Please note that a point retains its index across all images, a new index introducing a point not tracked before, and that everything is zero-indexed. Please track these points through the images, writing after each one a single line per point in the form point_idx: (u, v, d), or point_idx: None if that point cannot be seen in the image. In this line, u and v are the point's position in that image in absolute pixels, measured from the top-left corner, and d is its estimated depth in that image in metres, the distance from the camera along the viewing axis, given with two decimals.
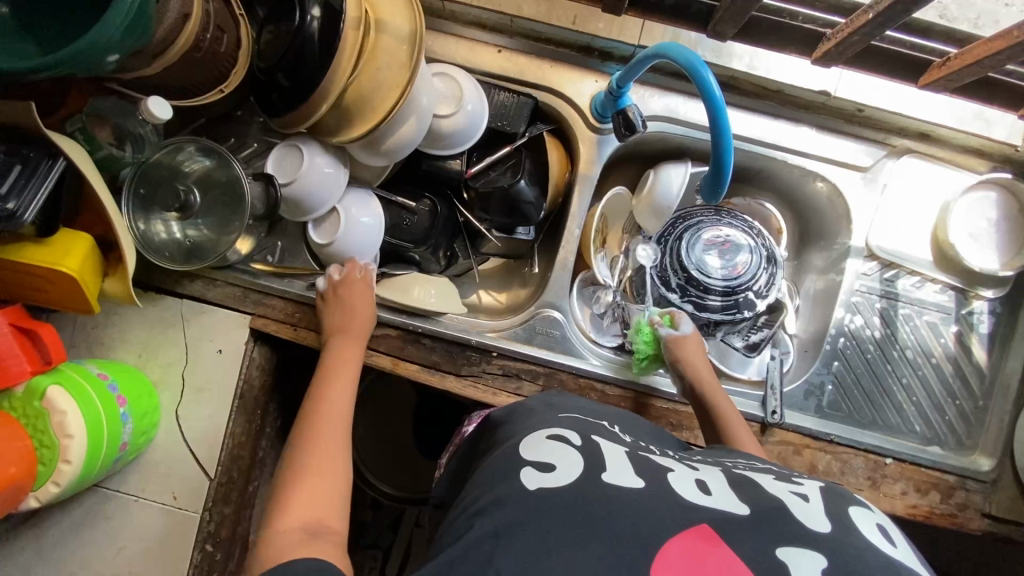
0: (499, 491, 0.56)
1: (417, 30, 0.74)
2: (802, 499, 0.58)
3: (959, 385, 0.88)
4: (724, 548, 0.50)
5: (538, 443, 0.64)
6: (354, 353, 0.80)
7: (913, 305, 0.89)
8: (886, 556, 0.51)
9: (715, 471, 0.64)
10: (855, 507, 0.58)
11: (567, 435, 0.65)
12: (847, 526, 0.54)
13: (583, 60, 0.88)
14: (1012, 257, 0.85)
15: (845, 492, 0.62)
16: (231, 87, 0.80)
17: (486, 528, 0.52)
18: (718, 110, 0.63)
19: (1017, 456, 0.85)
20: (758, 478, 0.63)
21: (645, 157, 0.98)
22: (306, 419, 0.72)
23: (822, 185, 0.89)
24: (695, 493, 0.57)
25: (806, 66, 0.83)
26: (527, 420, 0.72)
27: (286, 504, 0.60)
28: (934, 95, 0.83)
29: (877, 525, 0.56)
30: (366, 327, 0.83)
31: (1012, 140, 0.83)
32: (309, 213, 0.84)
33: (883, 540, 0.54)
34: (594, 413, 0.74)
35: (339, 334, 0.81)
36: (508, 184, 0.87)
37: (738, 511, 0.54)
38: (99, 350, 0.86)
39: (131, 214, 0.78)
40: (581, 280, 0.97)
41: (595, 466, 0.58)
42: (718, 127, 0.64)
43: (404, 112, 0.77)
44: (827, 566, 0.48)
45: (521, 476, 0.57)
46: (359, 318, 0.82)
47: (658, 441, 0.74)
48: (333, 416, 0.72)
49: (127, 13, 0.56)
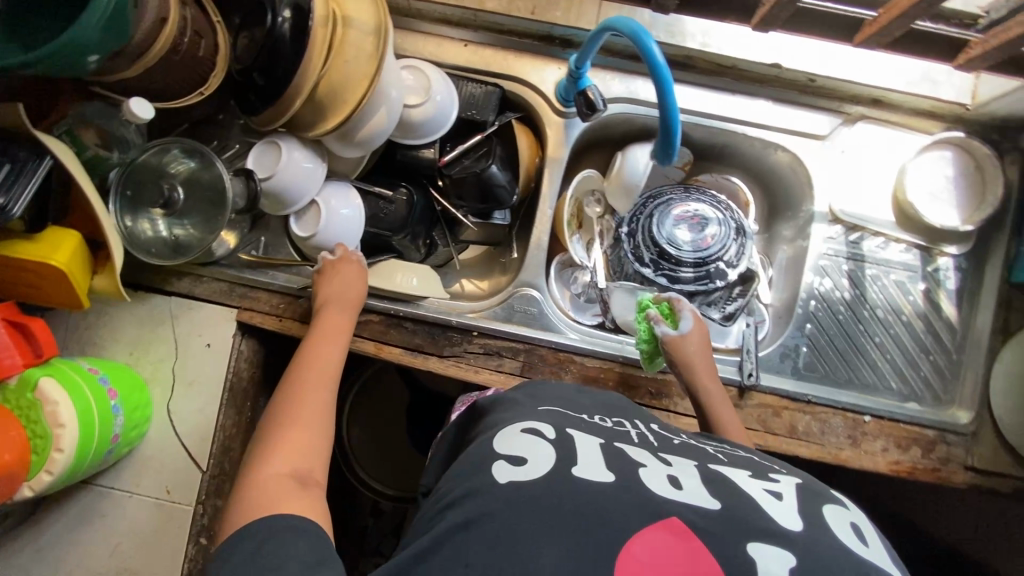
0: (472, 480, 0.56)
1: (382, 25, 0.78)
2: (775, 497, 0.57)
3: (932, 341, 0.90)
4: (697, 543, 0.50)
5: (509, 436, 0.63)
6: (344, 322, 0.82)
7: (879, 266, 0.91)
8: (856, 556, 0.51)
9: (689, 466, 0.61)
10: (829, 505, 0.58)
11: (542, 427, 0.64)
12: (820, 525, 0.54)
13: (545, 48, 0.92)
14: (971, 213, 0.88)
15: (823, 488, 0.62)
16: (212, 90, 0.84)
17: (455, 517, 0.53)
18: (663, 77, 0.66)
19: (994, 406, 0.86)
20: (733, 476, 0.60)
21: (613, 140, 1.02)
22: (292, 378, 0.73)
23: (784, 155, 0.93)
24: (663, 485, 0.56)
25: (756, 40, 0.86)
26: (508, 412, 0.71)
27: (278, 453, 0.62)
28: (882, 61, 0.86)
29: (851, 523, 0.56)
30: (356, 306, 0.85)
31: (962, 99, 0.86)
32: (290, 208, 0.88)
33: (856, 540, 0.54)
34: (574, 407, 0.73)
35: (332, 303, 0.83)
36: (480, 169, 0.91)
37: (709, 507, 0.54)
38: (92, 350, 0.89)
39: (118, 212, 0.82)
40: (559, 262, 1.01)
41: (565, 459, 0.57)
42: (663, 92, 0.67)
43: (374, 104, 0.81)
44: (795, 565, 0.49)
45: (493, 467, 0.57)
46: (352, 291, 0.85)
47: (638, 421, 0.73)
48: (318, 378, 0.73)
49: (103, 12, 0.60)
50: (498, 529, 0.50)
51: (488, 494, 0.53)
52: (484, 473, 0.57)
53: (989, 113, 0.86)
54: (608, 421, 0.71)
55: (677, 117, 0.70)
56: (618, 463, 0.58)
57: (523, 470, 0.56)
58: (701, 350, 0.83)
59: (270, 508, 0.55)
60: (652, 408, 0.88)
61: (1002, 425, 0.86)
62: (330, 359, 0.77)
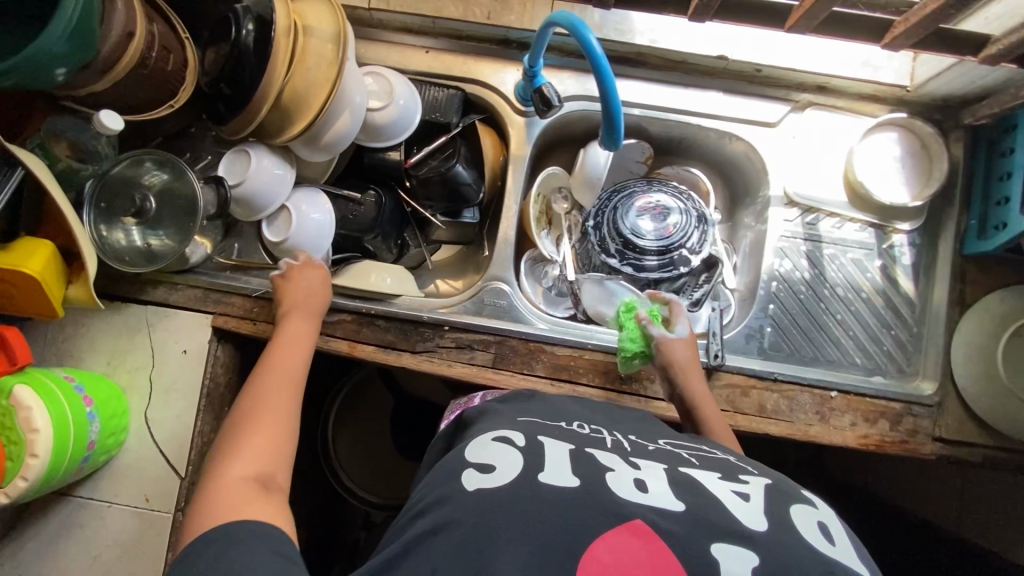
0: (442, 489, 0.57)
1: (341, 31, 0.82)
2: (742, 498, 0.57)
3: (892, 316, 0.92)
4: (660, 543, 0.50)
5: (481, 444, 0.65)
6: (307, 328, 0.83)
7: (836, 245, 0.94)
8: (820, 553, 0.51)
9: (658, 470, 0.61)
10: (797, 505, 0.57)
11: (512, 435, 0.66)
12: (785, 527, 0.53)
13: (503, 52, 0.96)
14: (921, 189, 0.91)
15: (794, 488, 0.61)
16: (182, 102, 0.87)
17: (424, 525, 0.54)
18: (604, 72, 0.70)
19: (957, 375, 0.88)
20: (704, 479, 0.60)
21: (576, 137, 1.05)
22: (255, 380, 0.74)
23: (738, 143, 0.96)
24: (628, 488, 0.56)
25: (701, 35, 0.91)
26: (489, 420, 0.73)
27: (243, 454, 0.63)
28: (823, 50, 0.91)
29: (819, 522, 0.55)
30: (320, 311, 0.87)
31: (901, 81, 0.90)
32: (261, 213, 0.90)
33: (823, 540, 0.53)
34: (552, 416, 0.74)
35: (295, 309, 0.84)
36: (444, 169, 0.94)
37: (673, 509, 0.54)
38: (69, 362, 0.90)
39: (93, 221, 0.85)
40: (530, 258, 1.03)
41: (533, 465, 0.58)
42: (603, 83, 0.71)
43: (337, 107, 0.84)
44: (758, 564, 0.49)
45: (463, 475, 0.59)
46: (317, 299, 0.86)
47: (617, 430, 0.73)
48: (280, 378, 0.74)
49: (68, 23, 0.63)
50: (466, 532, 0.51)
51: (457, 502, 0.55)
52: (456, 480, 0.58)
53: (929, 94, 0.90)
54: (585, 428, 0.71)
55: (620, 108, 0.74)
56: (587, 467, 0.59)
57: (490, 474, 0.58)
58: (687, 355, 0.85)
59: (229, 510, 0.56)
60: (622, 393, 0.89)
61: (965, 395, 0.88)
62: (294, 361, 0.78)
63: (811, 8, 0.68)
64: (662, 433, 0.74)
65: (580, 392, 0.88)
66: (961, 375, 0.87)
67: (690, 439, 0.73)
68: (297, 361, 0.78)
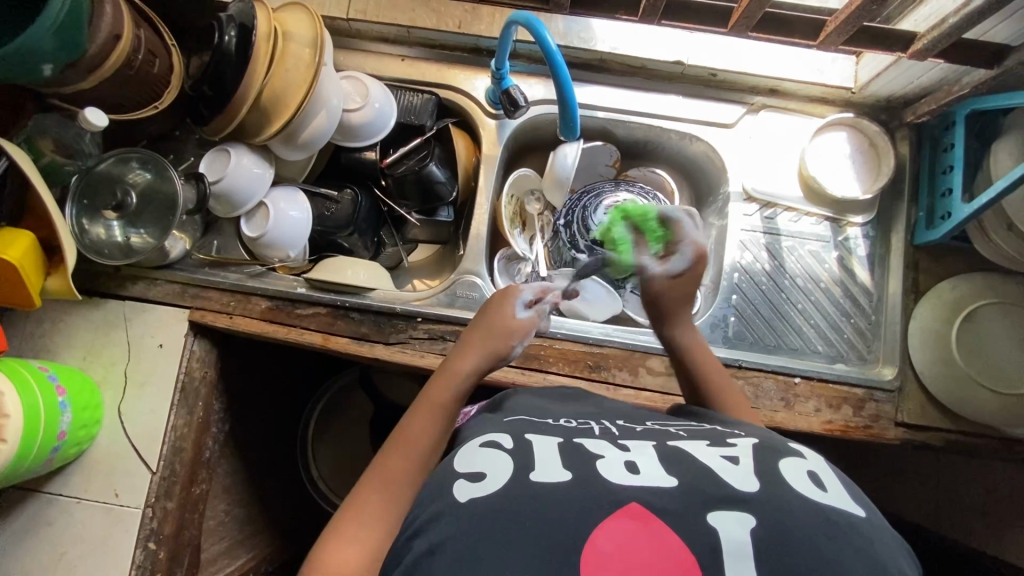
0: (438, 501, 0.50)
1: (318, 36, 0.86)
2: (730, 462, 0.51)
3: (851, 306, 0.96)
4: (658, 525, 0.45)
5: (469, 453, 0.55)
6: (469, 364, 0.70)
7: (794, 238, 0.99)
8: (815, 503, 0.46)
9: (647, 447, 0.55)
10: (785, 458, 0.52)
11: (500, 438, 0.57)
12: (774, 479, 0.48)
13: (475, 59, 1.02)
14: (870, 183, 0.96)
15: (781, 442, 0.56)
16: (166, 105, 0.92)
17: (421, 545, 0.47)
18: (556, 60, 0.82)
19: (915, 361, 0.89)
20: (691, 449, 0.54)
21: (547, 140, 1.10)
22: (399, 432, 0.64)
23: (699, 144, 1.02)
24: (618, 472, 0.50)
25: (659, 43, 0.97)
26: (476, 427, 0.64)
27: (338, 540, 0.55)
28: (776, 55, 0.97)
29: (807, 471, 0.50)
30: (479, 368, 0.70)
31: (846, 83, 0.97)
32: (240, 208, 0.94)
33: (813, 486, 0.48)
34: (541, 414, 0.66)
35: (472, 339, 0.72)
36: (418, 168, 0.98)
37: (665, 486, 0.48)
38: (46, 356, 0.92)
39: (76, 216, 0.88)
40: (503, 257, 1.04)
41: (524, 464, 0.51)
42: (558, 77, 0.84)
43: (314, 106, 0.89)
44: (755, 525, 0.44)
45: (454, 487, 0.50)
46: (498, 339, 0.72)
47: (604, 419, 0.66)
48: (409, 443, 0.62)
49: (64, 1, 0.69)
50: (463, 547, 0.45)
51: (452, 514, 0.48)
52: (447, 493, 0.50)
53: (873, 94, 0.96)
54: (573, 420, 0.64)
55: (573, 95, 0.88)
56: (577, 458, 0.52)
57: (484, 481, 0.50)
58: (674, 292, 0.78)
59: None
60: (591, 380, 0.90)
61: (924, 378, 0.89)
62: (433, 426, 0.64)
63: (747, 7, 0.75)
64: (641, 416, 0.67)
65: (550, 380, 0.90)
66: (918, 359, 0.89)
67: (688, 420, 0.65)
68: (431, 427, 0.64)
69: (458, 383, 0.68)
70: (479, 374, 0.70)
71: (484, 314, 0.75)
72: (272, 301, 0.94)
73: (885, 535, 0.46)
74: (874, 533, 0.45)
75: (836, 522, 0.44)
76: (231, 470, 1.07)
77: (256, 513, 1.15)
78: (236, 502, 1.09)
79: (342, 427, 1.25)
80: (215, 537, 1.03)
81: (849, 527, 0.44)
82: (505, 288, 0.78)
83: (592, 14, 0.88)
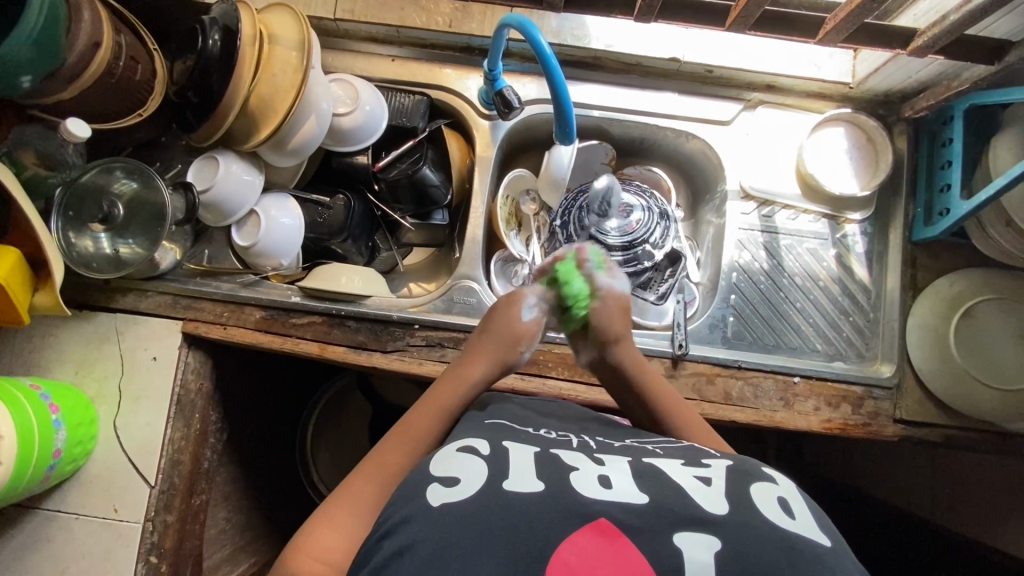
0: (410, 504, 0.49)
1: (305, 39, 0.84)
2: (703, 483, 0.51)
3: (850, 303, 0.95)
4: (624, 540, 0.45)
5: (445, 456, 0.54)
6: (479, 371, 0.71)
7: (792, 236, 0.98)
8: (781, 530, 0.46)
9: (622, 462, 0.54)
10: (758, 483, 0.51)
11: (477, 443, 0.56)
12: (745, 506, 0.48)
13: (466, 59, 0.99)
14: (869, 180, 0.95)
15: (755, 466, 0.55)
16: (150, 112, 0.89)
17: (391, 546, 0.46)
18: (550, 62, 0.81)
19: (913, 358, 0.90)
20: (665, 467, 0.53)
21: (540, 139, 1.09)
22: (399, 426, 0.65)
23: (695, 141, 1.01)
24: (593, 486, 0.49)
25: (654, 39, 0.95)
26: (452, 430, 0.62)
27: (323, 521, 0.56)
28: (773, 51, 0.95)
29: (778, 497, 0.50)
30: (486, 375, 0.71)
31: (844, 79, 0.95)
32: (231, 218, 0.92)
33: (781, 514, 0.48)
34: (522, 420, 0.65)
35: (480, 347, 0.73)
36: (412, 172, 0.96)
37: (635, 502, 0.47)
38: (40, 371, 0.90)
39: (61, 229, 0.86)
40: (499, 258, 1.03)
41: (498, 472, 0.50)
42: (553, 78, 0.82)
43: (303, 111, 0.87)
44: (720, 549, 0.44)
45: (427, 491, 0.49)
46: (508, 346, 0.73)
47: (586, 432, 0.65)
48: (407, 438, 0.63)
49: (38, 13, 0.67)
50: (430, 552, 0.44)
51: (422, 519, 0.47)
52: (418, 498, 0.49)
53: (871, 90, 0.95)
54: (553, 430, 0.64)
55: (568, 97, 0.86)
56: (551, 469, 0.52)
57: (457, 487, 0.49)
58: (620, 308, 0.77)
59: None
60: (591, 384, 0.90)
61: (923, 376, 0.89)
62: (434, 425, 0.65)
63: (746, 6, 0.74)
64: (627, 433, 0.66)
65: (550, 385, 0.89)
66: (916, 356, 0.89)
67: (663, 438, 0.65)
68: (433, 426, 0.65)
69: (466, 391, 0.69)
70: (487, 381, 0.71)
71: (493, 319, 0.75)
72: (266, 311, 0.93)
73: (847, 560, 0.45)
74: (837, 562, 0.45)
75: (800, 551, 0.44)
76: (230, 477, 1.06)
77: (258, 519, 1.15)
78: (237, 509, 1.08)
79: (343, 431, 1.25)
80: (218, 545, 1.03)
81: (813, 557, 0.44)
82: (512, 291, 0.77)
83: (583, 13, 0.85)
